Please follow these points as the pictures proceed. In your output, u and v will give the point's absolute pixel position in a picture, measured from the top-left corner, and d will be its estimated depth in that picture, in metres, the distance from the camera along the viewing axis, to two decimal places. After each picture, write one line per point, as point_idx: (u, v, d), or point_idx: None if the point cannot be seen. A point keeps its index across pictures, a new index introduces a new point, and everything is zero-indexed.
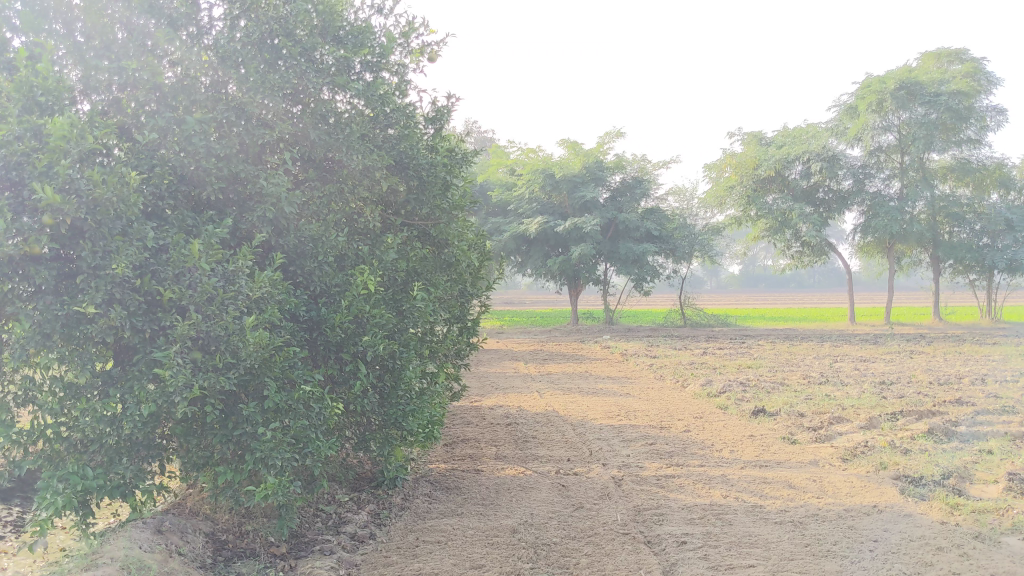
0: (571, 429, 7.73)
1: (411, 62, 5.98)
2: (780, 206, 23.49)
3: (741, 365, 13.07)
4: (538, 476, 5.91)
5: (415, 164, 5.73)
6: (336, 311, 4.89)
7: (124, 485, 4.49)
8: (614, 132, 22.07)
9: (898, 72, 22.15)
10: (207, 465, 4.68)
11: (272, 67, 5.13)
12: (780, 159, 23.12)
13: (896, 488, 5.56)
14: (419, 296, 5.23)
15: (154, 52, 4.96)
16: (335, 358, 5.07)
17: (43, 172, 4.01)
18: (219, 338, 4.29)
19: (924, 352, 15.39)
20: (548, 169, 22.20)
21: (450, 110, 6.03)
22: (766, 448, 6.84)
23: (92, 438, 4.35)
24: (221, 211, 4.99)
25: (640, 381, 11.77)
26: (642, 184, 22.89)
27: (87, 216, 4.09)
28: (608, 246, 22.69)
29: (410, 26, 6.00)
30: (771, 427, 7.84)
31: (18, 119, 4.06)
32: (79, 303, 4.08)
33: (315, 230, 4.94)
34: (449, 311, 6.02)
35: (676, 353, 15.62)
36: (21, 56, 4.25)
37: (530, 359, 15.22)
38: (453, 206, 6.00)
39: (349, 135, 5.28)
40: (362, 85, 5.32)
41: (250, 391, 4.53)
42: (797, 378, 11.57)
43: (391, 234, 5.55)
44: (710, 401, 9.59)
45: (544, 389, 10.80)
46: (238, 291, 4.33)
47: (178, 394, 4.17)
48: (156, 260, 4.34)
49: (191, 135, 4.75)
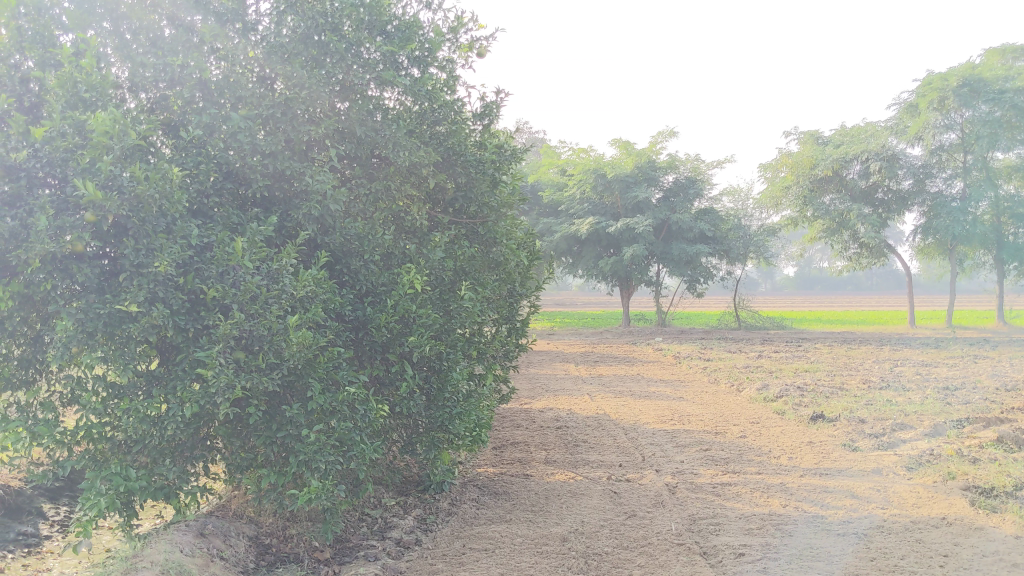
0: (623, 433, 7.54)
1: (460, 57, 5.85)
2: (837, 207, 23.05)
3: (798, 369, 12.70)
4: (589, 482, 5.75)
5: (463, 161, 5.60)
6: (382, 310, 4.77)
7: (167, 486, 4.43)
8: (667, 132, 21.79)
9: (961, 68, 21.39)
10: (251, 467, 4.60)
11: (318, 62, 5.04)
12: (838, 158, 22.70)
13: (966, 499, 5.29)
14: (466, 295, 5.08)
15: (199, 49, 4.90)
16: (381, 359, 4.96)
17: (85, 168, 3.96)
18: (262, 338, 4.20)
19: (990, 357, 14.87)
20: (600, 169, 22.10)
21: (499, 105, 5.87)
22: (826, 455, 6.59)
23: (135, 439, 4.30)
24: (266, 209, 4.92)
25: (694, 384, 11.48)
26: (696, 184, 22.52)
27: (130, 213, 4.03)
28: (660, 246, 22.41)
29: (459, 21, 5.88)
30: (831, 433, 7.57)
31: (62, 115, 4.03)
32: (121, 301, 4.02)
33: (361, 228, 4.83)
34: (498, 311, 5.86)
35: (731, 357, 15.28)
36: (65, 52, 4.23)
37: (581, 361, 15.02)
38: (502, 204, 5.85)
39: (396, 131, 5.16)
40: (409, 80, 5.19)
41: (294, 392, 4.43)
42: (857, 382, 11.20)
43: (439, 232, 5.42)
44: (766, 406, 9.31)
45: (596, 392, 10.60)
46: (282, 290, 4.23)
47: (221, 395, 4.08)
48: (200, 258, 4.27)
49: (236, 131, 4.68)
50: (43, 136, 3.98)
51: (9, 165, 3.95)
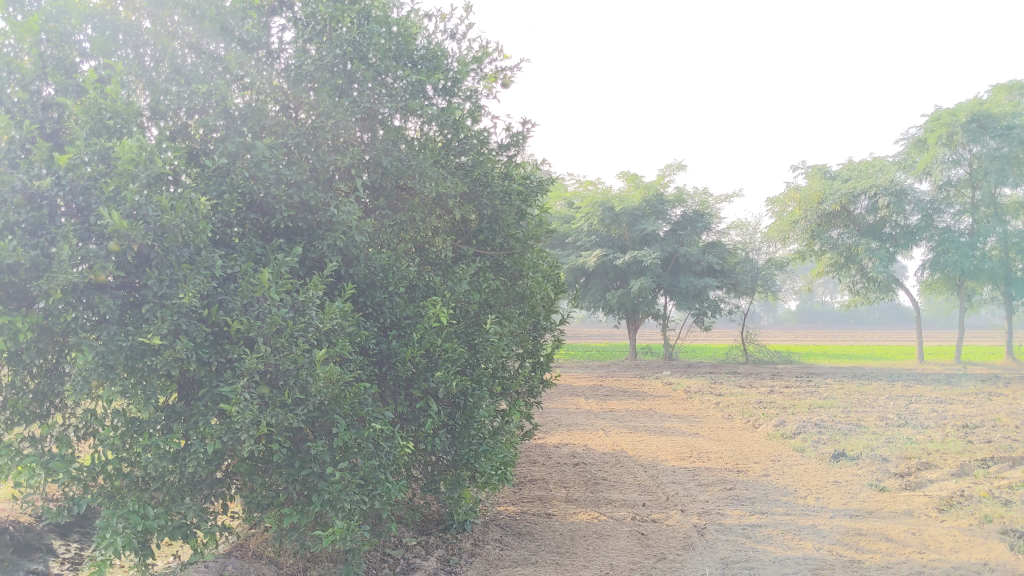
0: (643, 471, 7.39)
1: (485, 87, 5.76)
2: (846, 241, 23.35)
3: (812, 405, 12.53)
4: (615, 523, 5.59)
5: (489, 192, 5.50)
6: (407, 344, 4.63)
7: (185, 525, 4.29)
8: (675, 165, 21.76)
9: (969, 103, 21.30)
10: (272, 505, 4.45)
11: (344, 91, 4.96)
12: (846, 193, 22.68)
13: (1004, 543, 5.13)
14: (492, 329, 4.93)
15: (223, 76, 4.82)
16: (406, 394, 4.83)
17: (109, 197, 3.86)
18: (287, 373, 4.06)
19: (1004, 394, 14.68)
20: (608, 202, 22.05)
21: (525, 136, 5.77)
22: (854, 496, 6.44)
23: (154, 476, 4.16)
24: (289, 240, 4.81)
25: (709, 420, 11.31)
26: (704, 218, 22.41)
27: (154, 242, 3.92)
28: (668, 279, 22.32)
29: (484, 51, 5.81)
30: (855, 473, 7.41)
31: (86, 142, 3.93)
32: (143, 333, 3.90)
33: (386, 259, 4.72)
34: (522, 345, 5.72)
35: (742, 392, 15.09)
36: (90, 78, 4.14)
37: (590, 395, 14.83)
38: (527, 236, 5.74)
39: (423, 161, 5.07)
40: (436, 110, 5.11)
41: (319, 428, 4.30)
42: (874, 419, 11.02)
43: (464, 264, 5.29)
44: (785, 444, 9.14)
45: (610, 427, 10.43)
46: (308, 322, 4.10)
47: (245, 432, 3.94)
48: (224, 289, 4.17)
49: (261, 160, 4.60)
50: (67, 164, 3.88)
51: (32, 193, 3.85)
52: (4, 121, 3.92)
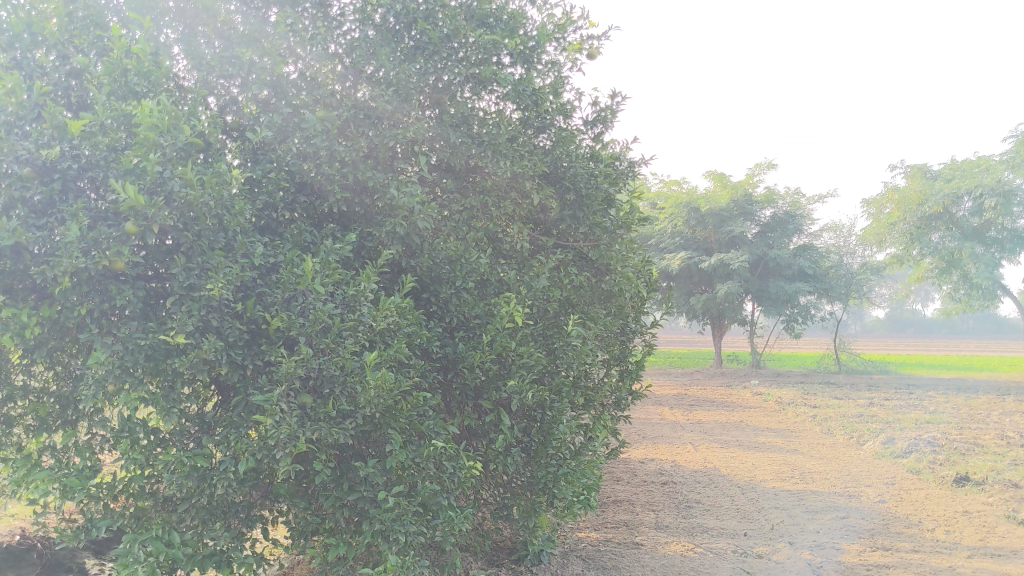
0: (740, 493, 6.64)
1: (568, 58, 5.07)
2: (947, 245, 21.74)
3: (919, 420, 11.51)
4: (714, 558, 4.88)
5: (572, 174, 4.78)
6: (476, 348, 3.98)
7: (221, 552, 3.75)
8: (766, 164, 20.80)
9: None
10: (319, 532, 3.89)
11: (410, 58, 4.35)
12: (949, 194, 21.25)
13: None
14: (575, 331, 4.21)
15: (272, 39, 4.21)
16: (474, 405, 4.18)
17: (128, 170, 3.30)
18: (333, 379, 3.44)
19: None
20: (693, 203, 21.28)
21: (613, 113, 5.05)
22: (992, 530, 5.57)
23: (181, 497, 3.61)
24: (344, 226, 4.21)
25: (807, 435, 10.43)
26: (795, 219, 21.33)
27: (178, 223, 3.34)
28: (756, 283, 21.33)
29: (569, 17, 5.13)
30: (985, 501, 6.50)
31: (104, 106, 3.40)
32: (166, 330, 3.33)
33: (453, 250, 4.09)
34: (608, 351, 5.00)
35: (840, 403, 14.10)
36: (115, 34, 3.63)
37: (674, 404, 14.06)
38: (618, 224, 5.01)
39: (497, 137, 4.42)
40: (512, 79, 4.45)
41: (372, 444, 3.66)
42: (994, 438, 9.98)
43: (543, 257, 4.64)
44: (898, 464, 8.24)
45: (698, 441, 9.66)
46: (358, 321, 3.46)
47: (281, 449, 3.31)
48: (264, 281, 3.60)
49: (312, 136, 4.00)
50: (81, 131, 3.36)
51: (42, 165, 3.32)
52: (12, 81, 3.40)
